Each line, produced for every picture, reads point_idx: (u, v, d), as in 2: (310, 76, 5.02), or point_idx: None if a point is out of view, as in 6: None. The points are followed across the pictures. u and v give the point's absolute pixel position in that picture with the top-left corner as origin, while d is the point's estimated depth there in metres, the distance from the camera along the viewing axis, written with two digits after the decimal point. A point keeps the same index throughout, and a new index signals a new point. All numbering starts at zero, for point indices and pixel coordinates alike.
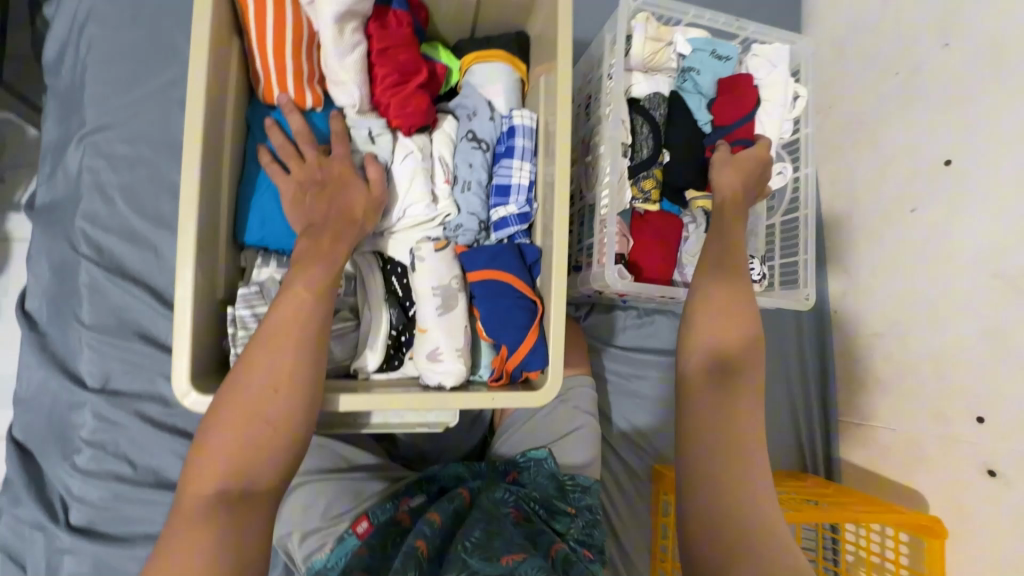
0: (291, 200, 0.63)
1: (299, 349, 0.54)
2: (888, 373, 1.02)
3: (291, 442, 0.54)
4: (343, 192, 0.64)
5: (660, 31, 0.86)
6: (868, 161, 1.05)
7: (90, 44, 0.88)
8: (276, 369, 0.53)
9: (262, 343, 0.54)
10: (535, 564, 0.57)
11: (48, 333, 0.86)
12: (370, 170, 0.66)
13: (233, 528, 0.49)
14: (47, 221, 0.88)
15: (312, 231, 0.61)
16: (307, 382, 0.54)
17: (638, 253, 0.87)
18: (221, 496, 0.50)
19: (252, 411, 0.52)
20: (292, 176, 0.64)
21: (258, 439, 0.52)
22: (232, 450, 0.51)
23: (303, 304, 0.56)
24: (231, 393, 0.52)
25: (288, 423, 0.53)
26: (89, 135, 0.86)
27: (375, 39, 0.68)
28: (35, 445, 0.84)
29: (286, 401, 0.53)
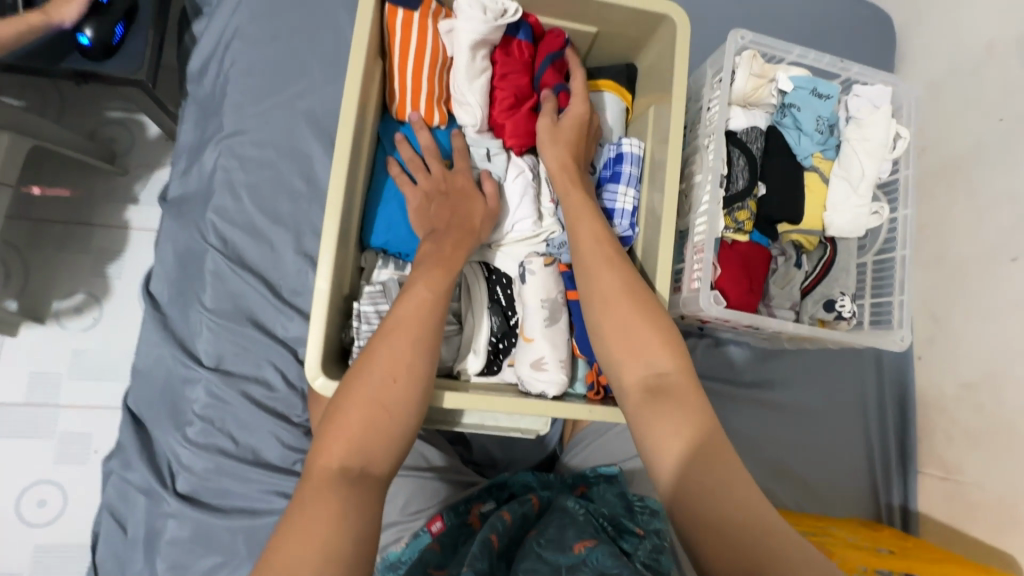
0: (418, 208, 0.69)
1: (417, 342, 0.58)
2: (977, 424, 0.98)
3: (405, 430, 0.56)
4: (467, 204, 0.68)
5: (764, 69, 0.89)
6: (964, 206, 1.03)
7: (234, 58, 0.99)
8: (397, 359, 0.57)
9: (384, 336, 0.58)
10: (606, 552, 0.59)
11: (171, 313, 0.95)
12: (488, 185, 0.70)
13: (352, 509, 0.49)
14: (179, 212, 0.98)
15: (436, 236, 0.66)
16: (423, 374, 0.57)
17: (729, 280, 0.87)
18: (344, 475, 0.51)
19: (373, 396, 0.54)
20: (421, 186, 0.69)
21: (377, 423, 0.54)
22: (354, 431, 0.53)
23: (424, 302, 0.60)
24: (357, 378, 0.55)
25: (404, 411, 0.55)
26: (226, 138, 0.96)
27: (500, 64, 0.75)
28: (149, 414, 0.92)
29: (404, 388, 0.56)
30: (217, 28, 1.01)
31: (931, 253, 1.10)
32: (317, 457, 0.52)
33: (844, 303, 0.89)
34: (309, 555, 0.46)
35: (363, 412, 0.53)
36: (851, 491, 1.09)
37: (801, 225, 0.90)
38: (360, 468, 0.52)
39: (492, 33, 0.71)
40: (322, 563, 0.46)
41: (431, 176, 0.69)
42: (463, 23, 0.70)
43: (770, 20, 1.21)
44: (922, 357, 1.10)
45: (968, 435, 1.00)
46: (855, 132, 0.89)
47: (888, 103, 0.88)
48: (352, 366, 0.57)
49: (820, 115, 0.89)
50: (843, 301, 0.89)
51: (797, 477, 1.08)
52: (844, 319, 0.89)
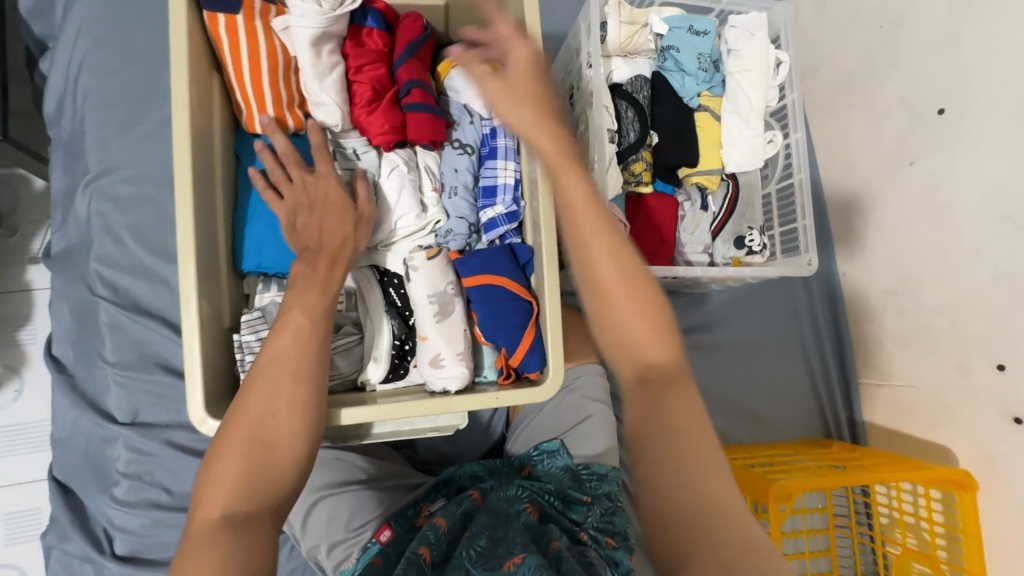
0: (286, 224, 0.64)
1: (297, 373, 0.55)
2: (902, 328, 1.00)
3: (295, 465, 0.53)
4: (336, 215, 0.64)
5: (634, 14, 0.86)
6: (861, 118, 1.04)
7: (85, 92, 0.92)
8: (276, 394, 0.53)
9: (261, 371, 0.55)
10: (534, 563, 0.55)
11: (77, 373, 0.90)
12: (360, 191, 0.66)
13: (229, 555, 0.46)
14: (64, 267, 0.92)
15: (308, 256, 0.61)
16: (306, 406, 0.54)
17: (635, 237, 0.88)
18: (225, 521, 0.48)
19: (253, 437, 0.52)
20: (286, 199, 0.64)
21: (260, 464, 0.51)
22: (234, 477, 0.50)
23: (301, 328, 0.57)
24: (236, 417, 0.52)
25: (289, 448, 0.53)
26: (94, 180, 0.90)
27: (351, 57, 0.70)
28: (75, 481, 0.88)
29: (288, 422, 0.53)
30: (62, 63, 0.93)
31: (839, 169, 1.10)
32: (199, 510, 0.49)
33: (753, 238, 0.89)
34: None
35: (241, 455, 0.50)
36: (799, 415, 1.12)
37: (699, 166, 0.89)
38: (244, 515, 0.49)
39: (331, 24, 0.66)
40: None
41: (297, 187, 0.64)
42: (298, 19, 0.65)
43: None
44: (846, 272, 1.12)
45: (897, 340, 1.02)
46: (739, 63, 0.87)
47: (764, 29, 0.87)
48: (231, 407, 0.54)
49: (700, 52, 0.87)
50: (751, 236, 0.90)
51: (745, 410, 1.10)
52: (755, 253, 0.90)
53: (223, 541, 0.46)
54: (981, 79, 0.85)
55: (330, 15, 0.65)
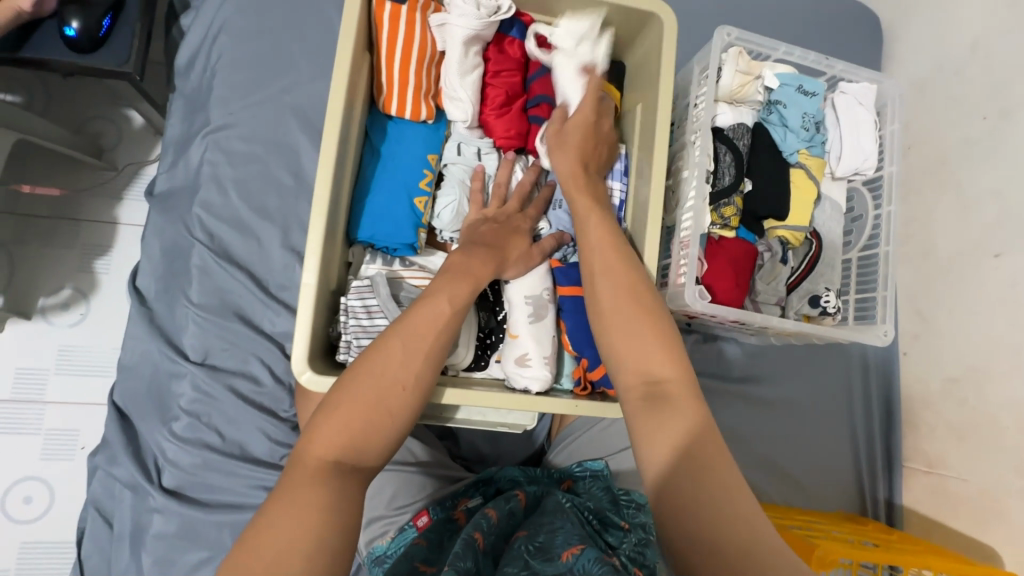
0: (470, 226, 0.72)
1: (428, 354, 0.61)
2: (959, 418, 0.99)
3: (398, 436, 0.58)
4: (513, 236, 0.71)
5: (749, 66, 0.89)
6: (948, 203, 1.04)
7: (220, 52, 0.98)
8: (408, 366, 0.59)
9: (397, 341, 0.60)
10: (592, 556, 0.58)
11: (156, 307, 0.94)
12: (532, 209, 0.75)
13: (339, 498, 0.51)
14: (165, 207, 0.97)
15: (471, 249, 0.68)
16: (429, 387, 0.60)
17: (712, 276, 0.88)
18: (335, 465, 0.53)
19: (379, 400, 0.56)
20: (487, 210, 0.73)
21: (378, 424, 0.56)
22: (353, 426, 0.55)
23: (442, 314, 0.62)
24: (366, 378, 0.57)
25: (403, 416, 0.58)
26: (212, 132, 0.96)
27: (492, 62, 0.76)
28: (134, 409, 0.91)
29: (410, 397, 0.58)
30: (204, 20, 1.00)
31: (917, 250, 1.11)
32: (309, 445, 0.54)
33: (827, 299, 0.91)
34: (298, 543, 0.47)
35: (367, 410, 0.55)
36: (836, 486, 1.10)
37: (787, 221, 0.91)
38: (353, 463, 0.54)
39: (484, 30, 0.72)
40: (313, 553, 0.47)
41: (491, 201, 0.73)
42: (455, 18, 0.70)
43: (756, 17, 1.22)
44: (907, 353, 1.11)
45: (952, 430, 1.00)
46: (846, 123, 0.90)
47: (872, 102, 0.90)
48: (358, 363, 0.58)
49: (805, 112, 0.90)
50: (826, 297, 0.91)
51: (783, 472, 1.09)
52: (828, 314, 0.91)
53: (333, 483, 0.51)
54: None
55: (486, 20, 0.71)
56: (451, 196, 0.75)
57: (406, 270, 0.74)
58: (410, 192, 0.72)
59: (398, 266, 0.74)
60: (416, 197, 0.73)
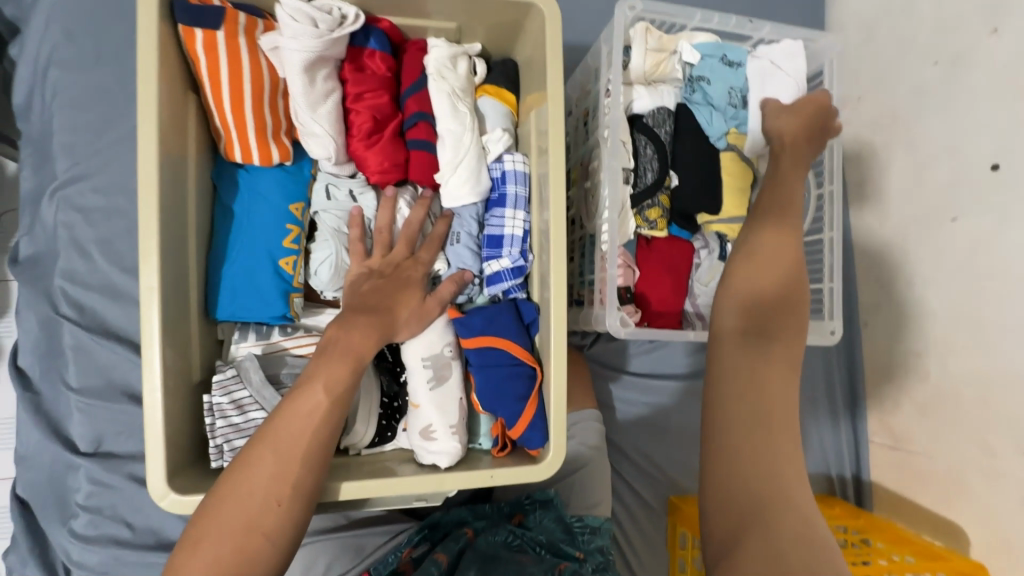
0: (352, 282, 0.62)
1: (307, 457, 0.51)
2: (923, 393, 0.93)
3: (281, 558, 0.50)
4: (403, 289, 0.62)
5: (662, 41, 0.77)
6: (902, 162, 0.95)
7: (56, 89, 0.84)
8: (281, 478, 0.50)
9: (270, 446, 0.51)
10: None
11: (42, 392, 0.84)
12: (424, 254, 0.64)
13: None
14: (31, 277, 0.86)
15: (351, 314, 0.58)
16: (311, 496, 0.51)
17: (644, 284, 0.81)
18: None
19: (249, 525, 0.48)
20: (372, 258, 0.63)
21: (250, 556, 0.48)
22: (216, 564, 0.47)
23: (320, 406, 0.53)
24: (235, 498, 0.49)
25: (284, 535, 0.50)
26: (63, 187, 0.83)
27: (350, 82, 0.62)
28: (35, 505, 0.83)
29: (289, 512, 0.50)
30: (31, 53, 0.85)
31: (873, 214, 1.02)
32: None
33: None
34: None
35: (235, 539, 0.47)
36: None
37: (721, 214, 0.80)
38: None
39: (329, 48, 0.58)
40: None
41: (376, 242, 0.64)
42: (288, 41, 0.57)
43: None
44: (868, 324, 1.04)
45: (917, 404, 0.95)
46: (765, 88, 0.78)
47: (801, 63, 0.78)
48: (224, 480, 0.50)
49: (731, 87, 0.78)
50: None
51: None
52: None
53: None
54: None
55: (326, 38, 0.57)
56: (327, 249, 0.64)
57: (287, 339, 0.63)
58: (273, 253, 0.61)
59: (278, 336, 0.64)
60: (281, 259, 0.61)
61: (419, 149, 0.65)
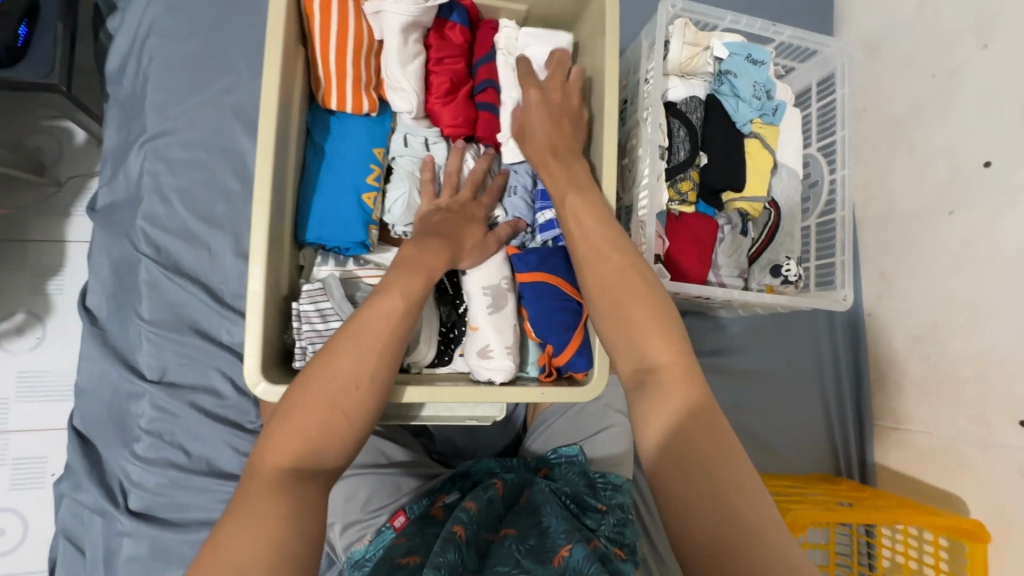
0: (422, 216, 0.70)
1: (383, 350, 0.57)
2: (923, 374, 1.01)
3: (357, 437, 0.55)
4: (467, 223, 0.70)
5: (697, 37, 0.88)
6: (904, 164, 1.05)
7: (152, 54, 0.94)
8: (361, 365, 0.56)
9: (351, 339, 0.57)
10: (580, 555, 0.60)
11: (109, 327, 0.90)
12: (486, 198, 0.73)
13: (295, 505, 0.49)
14: (107, 221, 0.93)
15: (423, 238, 0.66)
16: (385, 384, 0.57)
17: (674, 252, 0.88)
18: (289, 471, 0.51)
19: (332, 403, 0.54)
20: (440, 198, 0.71)
21: (332, 429, 0.53)
22: (305, 432, 0.52)
23: (396, 308, 0.59)
24: (319, 380, 0.54)
25: (360, 417, 0.55)
26: (150, 140, 0.92)
27: (433, 48, 0.73)
28: (95, 433, 0.88)
29: (365, 397, 0.55)
30: (131, 22, 0.95)
31: (876, 212, 1.11)
32: (264, 453, 0.52)
33: (789, 267, 0.91)
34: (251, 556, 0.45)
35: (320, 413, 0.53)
36: (811, 450, 1.12)
37: (744, 192, 0.90)
38: (308, 470, 0.52)
39: (423, 15, 0.69)
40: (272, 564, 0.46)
41: (444, 187, 0.72)
42: (391, 5, 0.68)
43: None
44: (872, 313, 1.13)
45: (918, 385, 1.02)
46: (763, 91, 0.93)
47: None
48: (311, 364, 0.56)
49: (756, 81, 0.89)
50: (788, 265, 0.91)
51: (758, 439, 1.11)
52: (790, 283, 0.91)
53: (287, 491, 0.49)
54: None
55: (423, 5, 0.68)
56: (402, 189, 0.72)
57: (361, 269, 0.71)
58: (357, 188, 0.70)
59: (352, 265, 0.72)
60: (364, 193, 0.70)
61: (487, 111, 0.75)
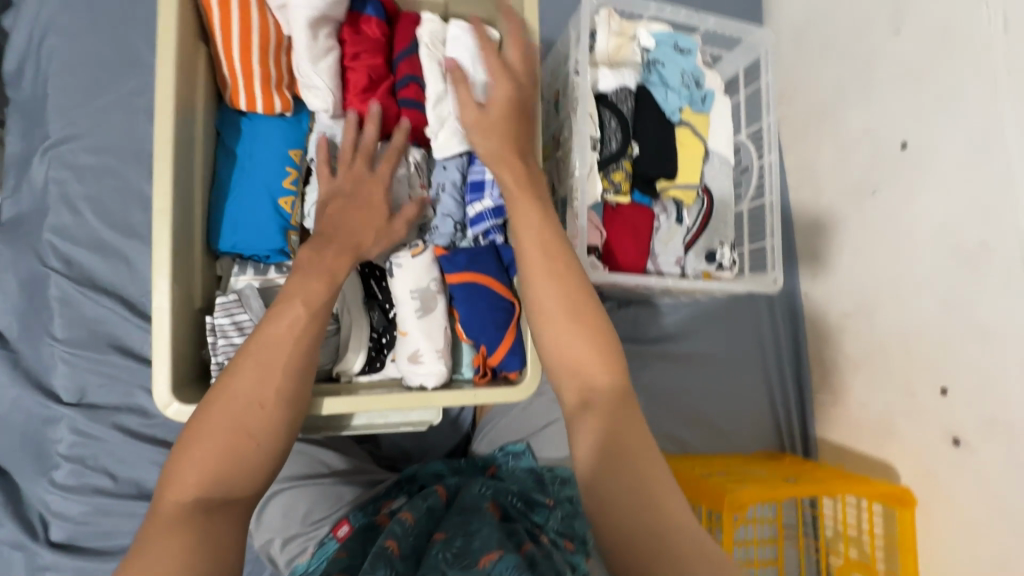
0: (318, 203, 0.66)
1: (289, 364, 0.56)
2: (856, 349, 1.05)
3: (271, 459, 0.53)
4: (369, 206, 0.66)
5: (622, 27, 0.89)
6: (830, 148, 1.08)
7: (51, 54, 0.87)
8: (266, 383, 0.54)
9: (253, 357, 0.55)
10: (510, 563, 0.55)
11: (18, 349, 0.84)
12: (382, 169, 0.67)
13: (201, 539, 0.47)
14: (11, 235, 0.86)
15: (320, 235, 0.63)
16: (295, 398, 0.55)
17: (612, 243, 0.89)
18: (194, 506, 0.48)
19: (235, 426, 0.52)
20: (336, 178, 0.66)
21: (239, 453, 0.51)
22: (209, 460, 0.50)
23: (299, 319, 0.57)
24: (220, 404, 0.52)
25: (270, 436, 0.53)
26: (54, 146, 0.85)
27: (348, 44, 0.70)
28: (8, 463, 0.82)
29: (273, 414, 0.53)
30: (25, 20, 0.88)
31: (808, 194, 1.15)
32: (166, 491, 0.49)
33: (723, 254, 0.93)
34: None
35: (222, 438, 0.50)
36: (757, 429, 1.16)
37: (677, 180, 0.91)
38: (215, 501, 0.49)
39: (330, 8, 0.66)
40: None
41: (344, 165, 0.67)
42: None
43: None
44: (808, 293, 1.16)
45: (851, 361, 1.07)
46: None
47: None
48: (212, 389, 0.54)
49: (683, 70, 0.90)
50: (721, 251, 0.93)
51: (706, 422, 1.13)
52: (725, 268, 0.93)
53: (191, 526, 0.47)
54: (940, 117, 0.89)
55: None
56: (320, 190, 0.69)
57: (282, 277, 0.69)
58: (273, 193, 0.67)
59: (274, 273, 0.69)
60: (281, 199, 0.67)
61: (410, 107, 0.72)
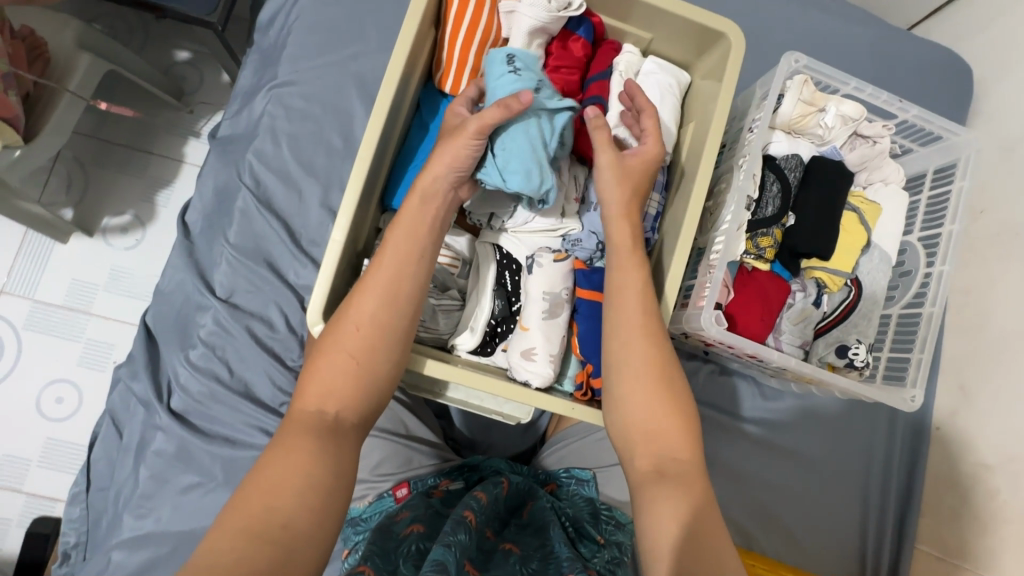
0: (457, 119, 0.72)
1: (381, 292, 0.61)
2: (990, 510, 0.91)
3: (372, 376, 0.60)
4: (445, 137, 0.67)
5: (814, 96, 0.85)
6: (1013, 277, 0.96)
7: (300, 13, 1.03)
8: (360, 309, 0.60)
9: (362, 289, 0.61)
10: None
11: (196, 242, 0.99)
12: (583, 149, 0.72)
13: (318, 436, 0.55)
14: (222, 149, 1.02)
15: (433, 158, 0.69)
16: (386, 321, 0.60)
17: (737, 305, 0.84)
18: (314, 411, 0.57)
19: (338, 346, 0.59)
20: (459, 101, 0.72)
21: (343, 369, 0.58)
22: (324, 374, 0.58)
23: (387, 255, 0.63)
24: (330, 328, 0.60)
25: (368, 354, 0.59)
26: (278, 87, 1.00)
27: (552, 56, 0.76)
28: (159, 331, 0.96)
29: (367, 336, 0.59)
30: None
31: (971, 320, 1.02)
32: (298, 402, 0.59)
33: (857, 352, 0.85)
34: (277, 480, 0.51)
35: (330, 356, 0.59)
36: (838, 553, 1.03)
37: (828, 263, 0.86)
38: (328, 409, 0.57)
39: (551, 23, 0.72)
40: (306, 485, 0.51)
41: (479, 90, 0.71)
42: (524, 7, 0.71)
43: (832, 52, 1.17)
44: (940, 427, 1.03)
45: (981, 520, 0.92)
46: (853, 157, 0.88)
47: None
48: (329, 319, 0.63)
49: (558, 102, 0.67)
50: (856, 349, 0.85)
51: (779, 524, 1.03)
52: (855, 368, 0.86)
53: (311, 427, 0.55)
54: None
55: (554, 14, 0.71)
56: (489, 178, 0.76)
57: None
58: None
59: None
60: None
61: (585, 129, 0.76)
